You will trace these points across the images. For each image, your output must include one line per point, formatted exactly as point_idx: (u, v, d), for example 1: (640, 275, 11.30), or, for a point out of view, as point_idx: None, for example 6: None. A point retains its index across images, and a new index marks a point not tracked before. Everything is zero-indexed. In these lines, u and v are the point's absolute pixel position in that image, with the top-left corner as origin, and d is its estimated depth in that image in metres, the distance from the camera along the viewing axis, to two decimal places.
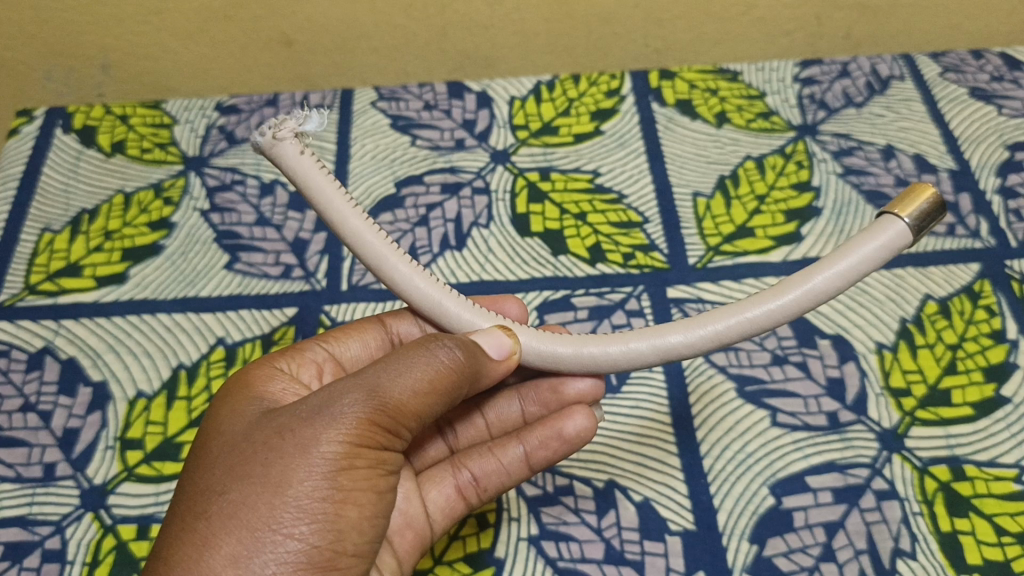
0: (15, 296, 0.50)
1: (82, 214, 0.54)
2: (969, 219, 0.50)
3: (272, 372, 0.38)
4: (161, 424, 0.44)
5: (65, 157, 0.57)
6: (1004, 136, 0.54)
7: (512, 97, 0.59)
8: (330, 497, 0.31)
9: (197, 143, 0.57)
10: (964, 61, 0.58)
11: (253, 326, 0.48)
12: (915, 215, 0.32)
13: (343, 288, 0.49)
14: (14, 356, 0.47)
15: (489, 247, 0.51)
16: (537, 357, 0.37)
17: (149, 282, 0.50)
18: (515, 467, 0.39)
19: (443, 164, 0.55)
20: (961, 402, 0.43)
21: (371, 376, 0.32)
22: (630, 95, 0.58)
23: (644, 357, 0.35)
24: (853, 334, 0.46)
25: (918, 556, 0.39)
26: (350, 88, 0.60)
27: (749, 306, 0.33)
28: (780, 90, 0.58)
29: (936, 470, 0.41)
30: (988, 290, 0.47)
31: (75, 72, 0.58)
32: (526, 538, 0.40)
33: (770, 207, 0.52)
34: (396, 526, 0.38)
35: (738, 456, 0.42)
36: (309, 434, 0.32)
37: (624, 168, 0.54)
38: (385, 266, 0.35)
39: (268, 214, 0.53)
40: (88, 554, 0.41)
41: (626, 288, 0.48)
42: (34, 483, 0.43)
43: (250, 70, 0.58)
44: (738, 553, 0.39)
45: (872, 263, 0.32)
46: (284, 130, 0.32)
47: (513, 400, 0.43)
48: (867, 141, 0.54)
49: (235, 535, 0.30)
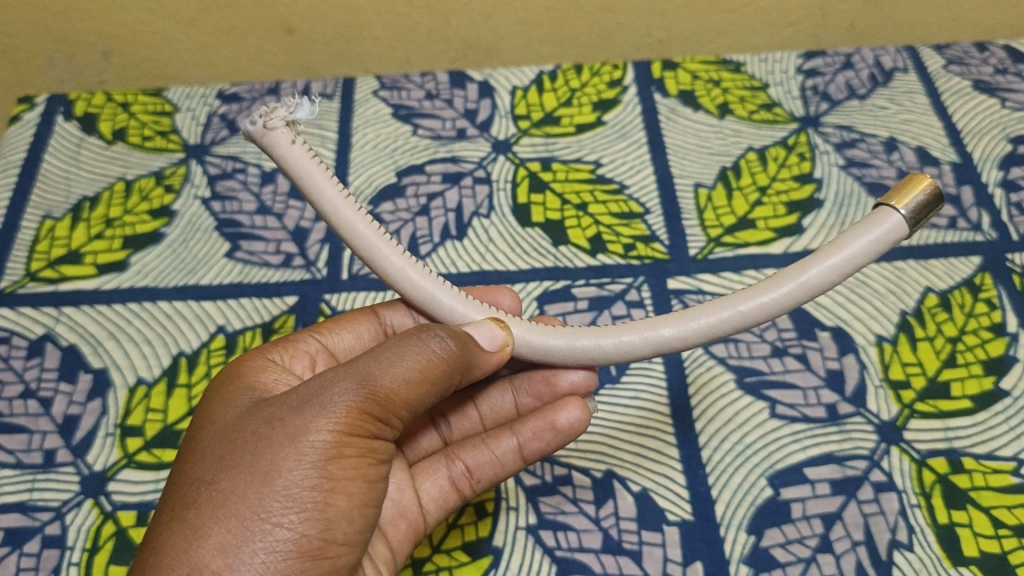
0: (15, 283, 0.50)
1: (83, 201, 0.54)
2: (970, 212, 0.50)
3: (265, 363, 0.38)
4: (161, 412, 0.44)
5: (66, 144, 0.57)
6: (1007, 129, 0.54)
7: (514, 87, 0.59)
8: (320, 486, 0.31)
9: (198, 132, 0.57)
10: (967, 54, 0.58)
11: (253, 314, 0.48)
12: (912, 207, 0.32)
13: (344, 277, 0.49)
14: (15, 343, 0.47)
15: (489, 237, 0.51)
16: (530, 350, 0.37)
17: (150, 270, 0.50)
18: (507, 459, 0.39)
19: (443, 154, 0.55)
20: (960, 395, 0.43)
21: (362, 365, 0.32)
22: (632, 86, 0.58)
23: (637, 350, 0.35)
24: (853, 326, 0.46)
25: (915, 548, 0.39)
26: (352, 77, 0.60)
27: (742, 300, 0.33)
28: (783, 82, 0.58)
29: (935, 462, 0.41)
30: (989, 283, 0.47)
31: (77, 59, 0.58)
32: (525, 527, 0.41)
33: (771, 199, 0.51)
34: (389, 516, 0.38)
35: (736, 447, 0.42)
36: (299, 423, 0.32)
37: (625, 159, 0.54)
38: (377, 257, 0.35)
39: (268, 202, 0.53)
40: (88, 539, 0.41)
41: (627, 279, 0.48)
42: (35, 470, 0.43)
43: (251, 58, 0.58)
44: (735, 544, 0.40)
45: (866, 256, 0.32)
46: (275, 119, 0.32)
47: (507, 392, 0.44)
48: (870, 133, 0.54)
49: (224, 524, 0.31)
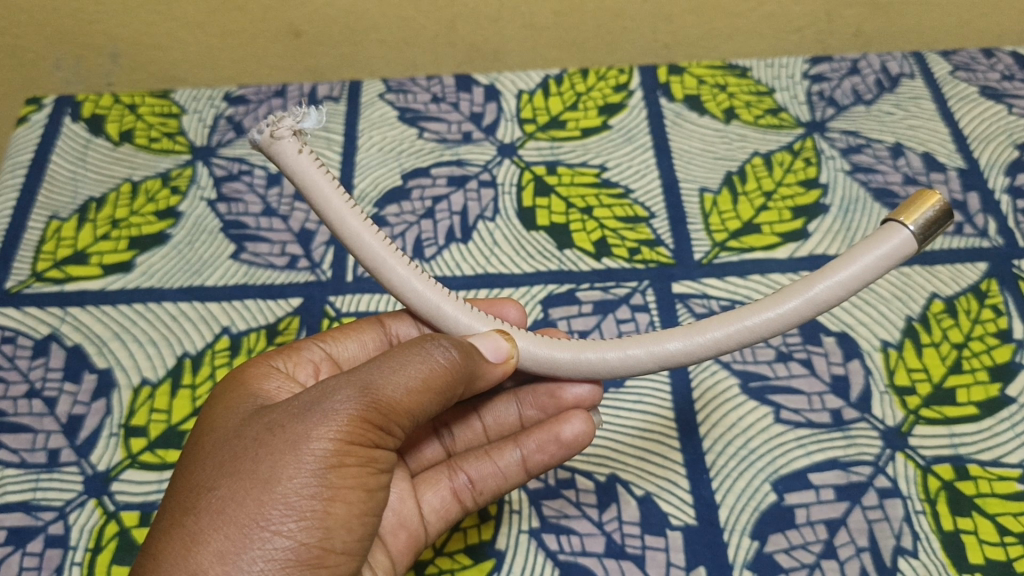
0: (21, 283, 0.50)
1: (89, 202, 0.54)
2: (976, 218, 0.50)
3: (268, 370, 0.39)
4: (165, 412, 0.45)
5: (73, 145, 0.57)
6: (1014, 135, 0.54)
7: (520, 90, 0.59)
8: (319, 495, 0.31)
9: (205, 133, 0.57)
10: (974, 60, 0.58)
11: (257, 315, 0.48)
12: (921, 223, 0.32)
13: (348, 279, 0.49)
14: (21, 343, 0.48)
15: (494, 240, 0.51)
16: (534, 362, 0.37)
17: (156, 270, 0.50)
18: (510, 471, 0.39)
19: (449, 157, 0.55)
20: (966, 401, 0.43)
21: (364, 373, 0.32)
22: (638, 90, 0.58)
23: (642, 364, 0.35)
24: (858, 331, 0.45)
25: (919, 554, 0.39)
26: (358, 80, 0.60)
27: (749, 314, 0.33)
28: (789, 87, 0.58)
29: (939, 469, 0.41)
30: (995, 289, 0.47)
31: (86, 60, 0.59)
32: (527, 531, 0.40)
33: (776, 203, 0.51)
34: (389, 525, 0.38)
35: (740, 452, 0.42)
36: (300, 430, 0.32)
37: (630, 162, 0.54)
38: (383, 268, 0.35)
39: (274, 204, 0.53)
40: (91, 539, 0.41)
41: (631, 283, 0.48)
42: (39, 469, 0.43)
43: (258, 60, 0.59)
44: (739, 549, 0.39)
45: (874, 273, 0.32)
46: (282, 128, 0.32)
47: (511, 403, 0.44)
48: (876, 138, 0.54)
49: (223, 531, 0.30)
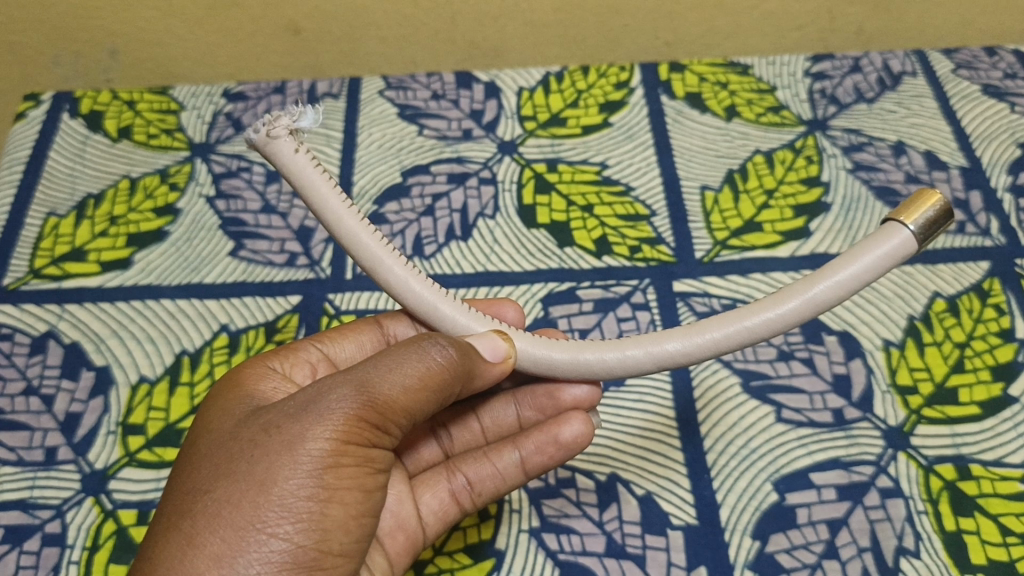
0: (19, 280, 0.50)
1: (88, 198, 0.54)
2: (979, 217, 0.50)
3: (265, 371, 0.38)
4: (163, 410, 0.44)
5: (71, 142, 0.57)
6: (1017, 134, 0.53)
7: (520, 88, 0.58)
8: (316, 496, 0.31)
9: (203, 129, 0.57)
10: (976, 58, 0.58)
11: (256, 313, 0.48)
12: (921, 223, 0.32)
13: (348, 277, 0.49)
14: (18, 340, 0.47)
15: (494, 238, 0.50)
16: (532, 363, 0.37)
17: (154, 268, 0.50)
18: (509, 472, 0.39)
19: (449, 154, 0.55)
20: (968, 401, 0.43)
21: (361, 372, 0.32)
22: (639, 88, 0.58)
23: (640, 365, 0.35)
24: (860, 330, 0.45)
25: (922, 554, 0.39)
26: (358, 77, 0.60)
27: (749, 315, 0.33)
28: (790, 85, 0.57)
29: (942, 468, 0.41)
30: (997, 288, 0.46)
31: (84, 56, 0.58)
32: (527, 531, 0.40)
33: (778, 202, 0.51)
34: (387, 527, 0.38)
35: (742, 451, 0.42)
36: (297, 431, 0.31)
37: (631, 160, 0.54)
38: (380, 268, 0.35)
39: (273, 201, 0.53)
40: (89, 538, 0.41)
41: (632, 281, 0.48)
42: (36, 467, 0.43)
43: (257, 57, 0.59)
44: (740, 549, 0.39)
45: (873, 273, 0.32)
46: (279, 127, 0.32)
47: (509, 405, 0.43)
48: (878, 137, 0.54)
49: (219, 533, 0.30)
